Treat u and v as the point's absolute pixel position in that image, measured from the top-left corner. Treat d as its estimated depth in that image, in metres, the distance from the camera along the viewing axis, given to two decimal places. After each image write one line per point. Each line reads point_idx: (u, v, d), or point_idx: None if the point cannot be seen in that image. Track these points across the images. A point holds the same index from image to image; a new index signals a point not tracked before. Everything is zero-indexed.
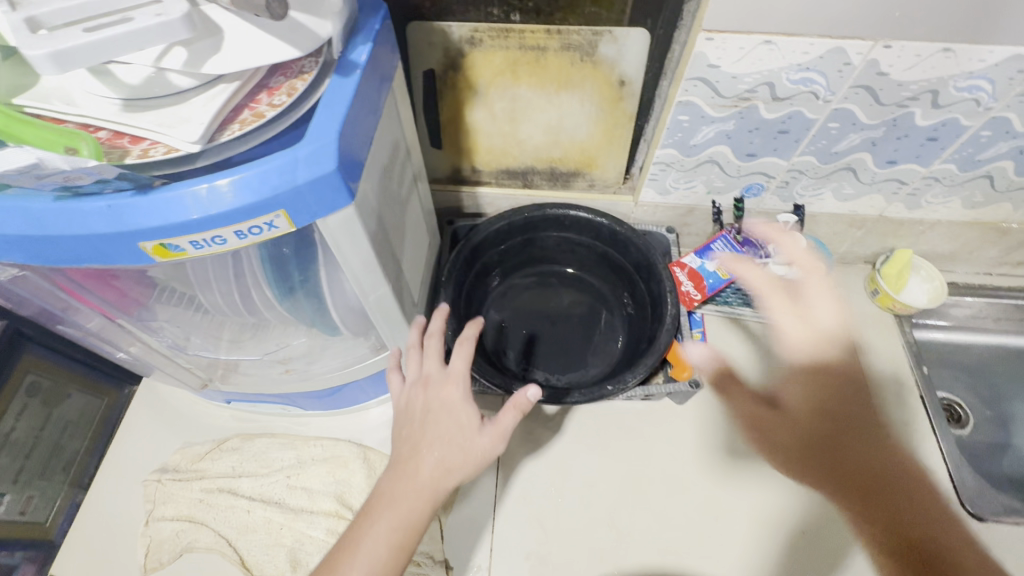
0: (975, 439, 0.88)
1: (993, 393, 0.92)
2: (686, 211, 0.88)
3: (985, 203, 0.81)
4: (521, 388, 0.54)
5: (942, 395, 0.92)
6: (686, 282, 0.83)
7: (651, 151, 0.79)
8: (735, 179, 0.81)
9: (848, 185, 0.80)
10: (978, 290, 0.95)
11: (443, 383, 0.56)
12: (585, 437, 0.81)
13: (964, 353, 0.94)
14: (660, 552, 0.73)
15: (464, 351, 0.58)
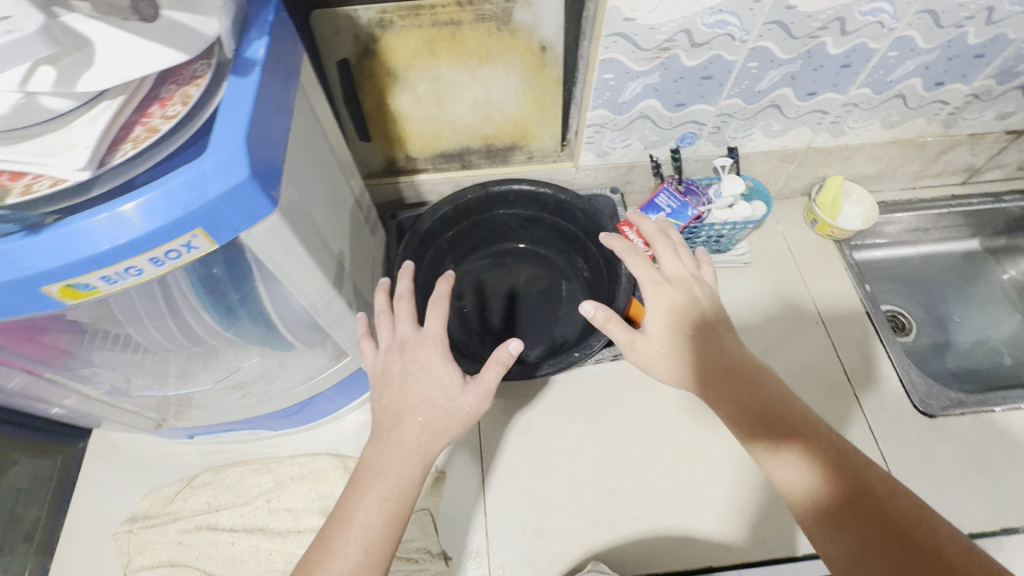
0: (920, 343, 0.94)
1: (930, 299, 0.98)
2: (627, 169, 0.89)
3: (901, 121, 0.85)
4: (502, 342, 0.53)
5: (887, 307, 0.97)
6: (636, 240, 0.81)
7: (583, 114, 0.78)
8: (668, 132, 0.82)
9: (775, 122, 0.82)
10: (905, 204, 1.00)
11: (421, 346, 0.54)
12: (562, 407, 0.82)
13: (901, 266, 1.00)
14: (650, 503, 0.75)
15: (437, 311, 0.57)
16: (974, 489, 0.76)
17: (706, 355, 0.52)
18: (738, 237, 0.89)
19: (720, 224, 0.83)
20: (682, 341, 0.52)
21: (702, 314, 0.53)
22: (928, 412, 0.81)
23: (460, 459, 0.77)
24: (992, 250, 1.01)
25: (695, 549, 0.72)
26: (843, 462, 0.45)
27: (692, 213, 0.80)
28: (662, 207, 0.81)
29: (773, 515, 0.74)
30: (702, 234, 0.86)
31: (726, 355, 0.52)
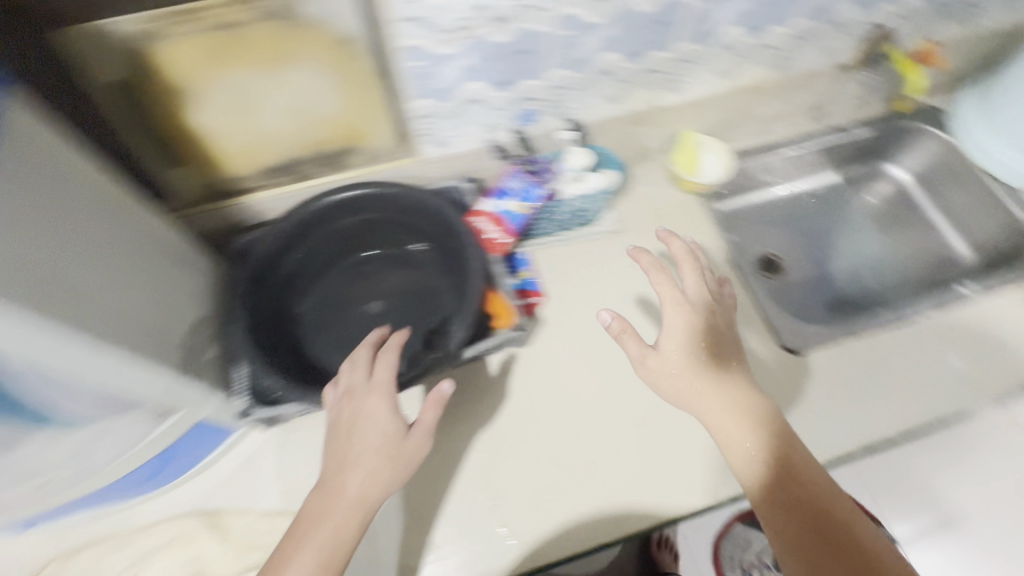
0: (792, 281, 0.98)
1: (797, 235, 1.02)
2: (477, 156, 0.84)
3: (737, 70, 0.85)
4: (436, 387, 0.60)
5: (761, 248, 1.00)
6: (492, 229, 0.80)
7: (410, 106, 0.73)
8: (506, 112, 0.78)
9: (613, 87, 0.80)
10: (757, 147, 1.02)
11: (367, 394, 0.61)
12: (439, 413, 0.78)
13: (775, 208, 1.04)
14: (535, 495, 0.72)
15: (385, 360, 0.63)
16: (843, 420, 0.79)
17: (719, 377, 0.62)
18: (599, 208, 0.88)
19: (570, 198, 0.82)
20: (696, 357, 0.63)
21: (720, 338, 0.66)
22: (792, 351, 0.84)
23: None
24: (852, 178, 1.06)
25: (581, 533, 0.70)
26: (799, 459, 0.58)
27: (540, 194, 0.80)
28: (511, 191, 0.80)
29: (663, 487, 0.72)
30: (562, 210, 0.85)
31: (734, 385, 0.62)
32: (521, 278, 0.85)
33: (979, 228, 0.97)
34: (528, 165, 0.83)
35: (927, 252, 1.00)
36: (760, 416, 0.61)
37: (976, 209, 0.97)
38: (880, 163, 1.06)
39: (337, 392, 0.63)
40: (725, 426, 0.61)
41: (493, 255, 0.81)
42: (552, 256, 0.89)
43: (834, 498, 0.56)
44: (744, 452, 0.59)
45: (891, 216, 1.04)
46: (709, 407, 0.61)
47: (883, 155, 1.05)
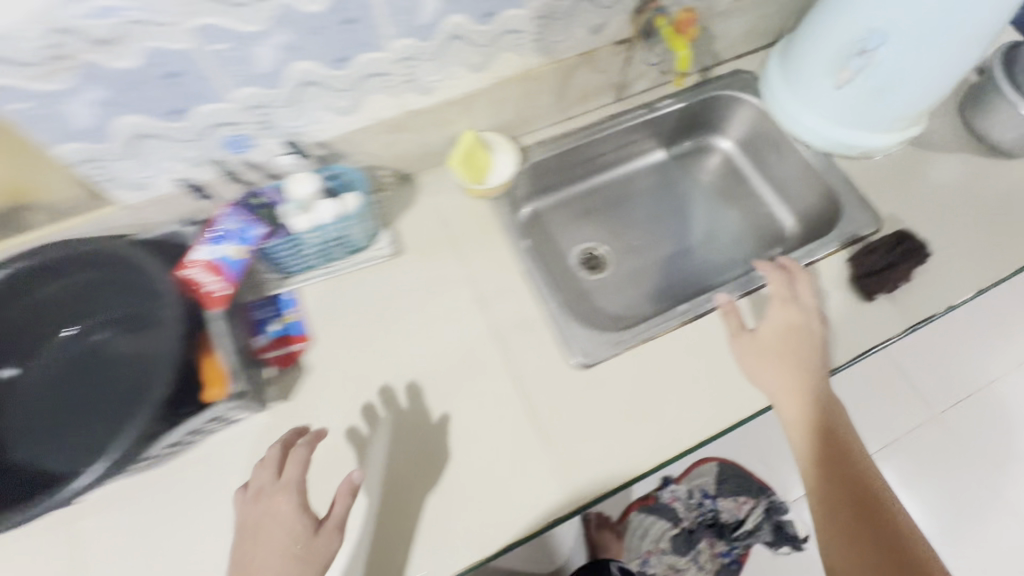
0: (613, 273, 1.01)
1: (610, 231, 1.05)
2: (336, 145, 0.76)
3: (606, 23, 0.79)
4: (344, 477, 0.60)
5: (581, 246, 1.03)
6: (207, 280, 0.67)
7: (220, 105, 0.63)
8: (353, 93, 0.69)
9: (472, 54, 0.73)
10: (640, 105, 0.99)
11: (274, 494, 0.61)
12: (313, 432, 0.73)
13: (620, 189, 1.09)
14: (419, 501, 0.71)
15: (293, 457, 0.62)
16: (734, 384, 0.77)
17: (799, 343, 0.75)
18: (355, 236, 0.78)
19: (308, 228, 0.70)
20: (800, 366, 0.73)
21: (807, 336, 0.75)
22: (630, 346, 0.79)
23: (198, 531, 0.66)
24: (681, 152, 1.10)
25: (470, 537, 0.69)
26: (847, 435, 0.70)
27: (258, 232, 0.68)
28: (226, 232, 0.67)
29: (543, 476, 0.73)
30: (308, 244, 0.73)
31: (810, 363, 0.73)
32: (282, 322, 0.78)
33: (799, 193, 1.00)
34: (252, 198, 0.70)
35: (753, 224, 1.05)
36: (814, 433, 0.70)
37: (790, 176, 1.01)
38: (704, 137, 1.09)
39: (249, 495, 0.62)
40: (802, 433, 0.70)
41: (214, 309, 0.67)
42: (426, 248, 0.84)
43: (881, 490, 0.67)
44: (800, 412, 0.71)
45: (723, 189, 1.09)
46: (794, 414, 0.71)
47: (711, 128, 1.08)
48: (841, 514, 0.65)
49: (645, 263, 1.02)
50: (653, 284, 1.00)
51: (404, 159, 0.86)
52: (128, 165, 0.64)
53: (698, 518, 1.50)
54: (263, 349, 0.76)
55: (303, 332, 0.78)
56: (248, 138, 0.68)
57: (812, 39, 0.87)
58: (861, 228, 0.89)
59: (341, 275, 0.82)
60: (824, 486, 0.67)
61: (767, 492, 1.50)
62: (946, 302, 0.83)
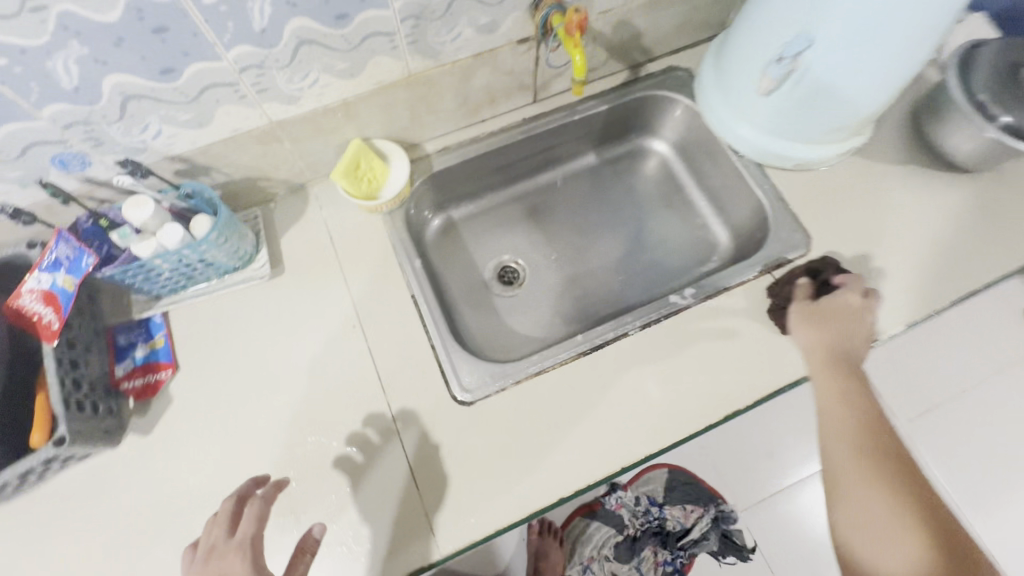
0: (528, 289, 0.94)
1: (529, 242, 0.98)
2: (194, 160, 0.69)
3: (497, 21, 0.71)
4: (308, 532, 0.58)
5: (498, 259, 0.96)
6: (41, 309, 0.62)
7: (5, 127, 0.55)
8: (197, 105, 0.63)
9: (333, 59, 0.65)
10: (560, 107, 0.90)
11: (227, 553, 0.54)
12: (168, 468, 0.68)
13: (548, 193, 1.01)
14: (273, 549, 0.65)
15: (251, 511, 0.57)
16: (628, 423, 0.71)
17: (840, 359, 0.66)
18: (220, 260, 0.71)
19: (154, 256, 0.64)
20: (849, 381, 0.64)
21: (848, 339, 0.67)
22: (517, 380, 0.73)
23: (40, 573, 0.63)
24: (614, 156, 1.02)
25: None
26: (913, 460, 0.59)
27: (90, 262, 0.63)
28: (56, 260, 0.62)
29: (411, 525, 0.65)
30: (161, 270, 0.67)
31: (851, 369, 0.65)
32: (149, 348, 0.73)
33: (733, 204, 0.92)
34: (93, 220, 0.64)
35: (690, 236, 0.96)
36: (878, 430, 0.61)
37: (724, 185, 0.93)
38: (639, 139, 1.01)
39: (199, 555, 0.54)
40: (844, 446, 0.60)
41: (46, 343, 0.61)
42: (310, 268, 0.79)
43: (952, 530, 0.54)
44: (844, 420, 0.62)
45: (659, 196, 1.01)
46: (833, 440, 0.61)
47: (644, 129, 1.00)
48: (901, 532, 0.54)
49: (565, 278, 0.95)
50: (571, 302, 0.93)
51: (288, 170, 0.79)
52: None
53: (643, 526, 1.45)
54: (124, 378, 0.71)
55: (170, 358, 0.73)
56: (82, 156, 0.62)
57: (743, 38, 0.77)
58: (788, 248, 0.81)
59: (215, 296, 0.76)
60: (884, 499, 0.56)
61: (716, 502, 1.46)
62: (872, 335, 0.76)
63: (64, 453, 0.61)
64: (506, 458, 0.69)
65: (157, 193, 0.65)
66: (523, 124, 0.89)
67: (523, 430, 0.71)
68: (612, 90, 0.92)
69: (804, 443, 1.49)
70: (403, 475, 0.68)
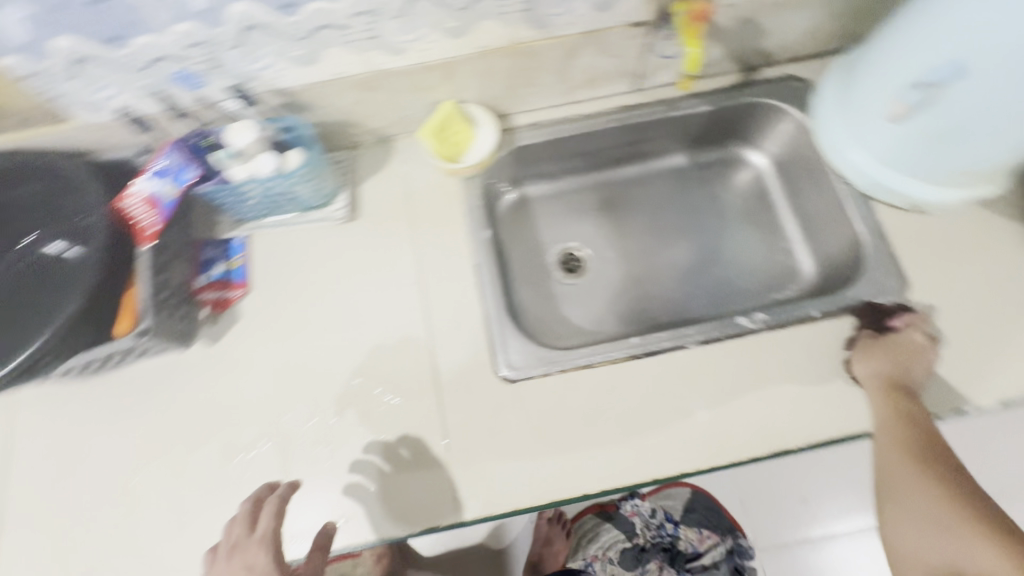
0: (590, 281, 0.92)
1: (599, 234, 0.96)
2: (296, 96, 0.72)
3: (614, 0, 0.68)
4: (319, 529, 0.62)
5: (565, 245, 0.95)
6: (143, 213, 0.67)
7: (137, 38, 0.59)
8: (308, 44, 0.64)
9: (443, 16, 0.65)
10: (660, 100, 0.86)
11: (248, 548, 0.60)
12: (225, 380, 0.73)
13: (628, 187, 0.97)
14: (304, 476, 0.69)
15: (268, 510, 0.62)
16: (666, 436, 0.69)
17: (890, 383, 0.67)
18: (304, 194, 0.74)
19: (246, 180, 0.67)
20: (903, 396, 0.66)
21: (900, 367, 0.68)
22: (563, 369, 0.72)
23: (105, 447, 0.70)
24: (706, 160, 0.97)
25: (346, 525, 0.67)
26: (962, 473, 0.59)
27: (191, 176, 0.66)
28: (163, 170, 0.66)
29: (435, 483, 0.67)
30: (249, 194, 0.71)
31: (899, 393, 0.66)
32: (226, 267, 0.77)
33: (825, 234, 0.86)
34: (200, 139, 0.68)
35: (771, 259, 0.91)
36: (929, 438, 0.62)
37: (821, 212, 0.86)
38: (735, 148, 0.96)
39: (224, 550, 0.61)
40: (895, 456, 0.62)
41: (143, 244, 0.67)
42: (382, 219, 0.80)
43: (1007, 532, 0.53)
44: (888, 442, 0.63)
45: (745, 210, 0.95)
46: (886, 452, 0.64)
47: (744, 138, 0.94)
48: (954, 536, 0.55)
49: (629, 277, 0.92)
50: (630, 303, 0.90)
51: (379, 120, 0.80)
52: (75, 87, 0.63)
53: (653, 539, 1.42)
54: (201, 289, 0.76)
55: (244, 278, 0.78)
56: (198, 76, 0.65)
57: (882, 55, 0.69)
58: (880, 292, 0.74)
59: (292, 229, 0.80)
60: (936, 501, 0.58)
61: (735, 534, 1.40)
62: (955, 404, 0.69)
63: (143, 343, 0.67)
64: (536, 441, 0.69)
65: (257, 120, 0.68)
66: (617, 111, 0.86)
67: (559, 419, 0.70)
68: (719, 90, 0.87)
69: (842, 497, 1.41)
70: (436, 435, 0.70)
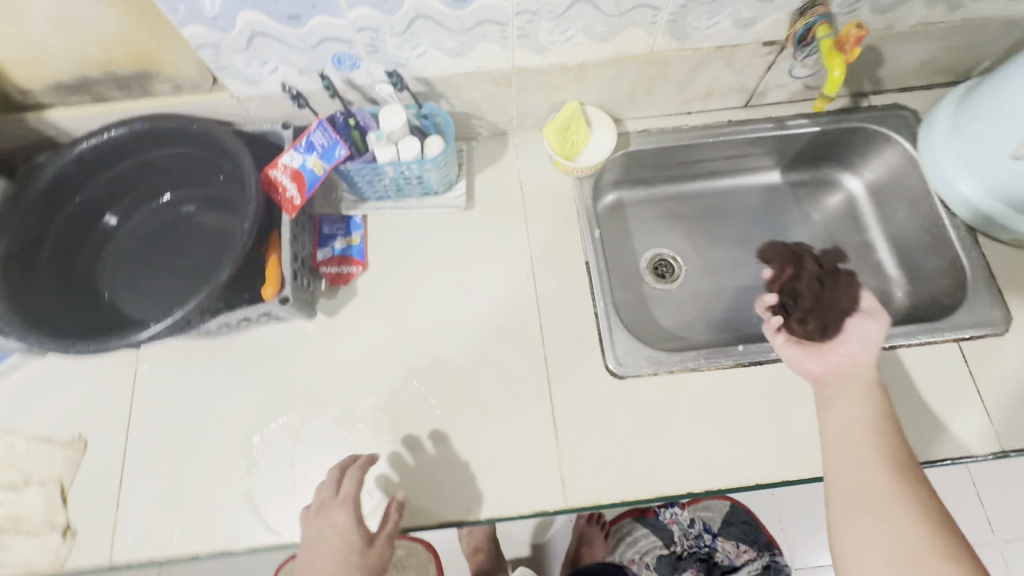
0: (680, 288, 0.94)
1: (689, 242, 0.97)
2: (435, 85, 0.75)
3: (757, 19, 0.70)
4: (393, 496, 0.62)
5: (656, 251, 0.97)
6: (289, 185, 0.70)
7: (315, 19, 0.62)
8: (465, 37, 0.67)
9: (596, 21, 0.67)
10: (769, 117, 0.89)
11: (334, 507, 0.61)
12: (340, 351, 0.76)
13: (720, 200, 0.99)
14: (414, 450, 0.71)
15: (351, 474, 0.64)
16: (769, 444, 0.71)
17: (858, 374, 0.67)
18: (432, 180, 0.77)
19: (390, 162, 0.70)
20: (866, 392, 0.65)
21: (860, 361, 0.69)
22: (670, 370, 0.74)
23: (224, 406, 0.73)
24: (800, 180, 0.99)
25: (453, 501, 0.69)
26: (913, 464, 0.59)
27: (343, 153, 0.69)
28: (312, 144, 0.69)
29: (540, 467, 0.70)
30: (384, 175, 0.73)
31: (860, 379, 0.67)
32: (346, 243, 0.80)
33: (920, 262, 0.88)
34: (346, 118, 0.71)
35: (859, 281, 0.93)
36: (889, 435, 0.61)
37: (917, 240, 0.88)
38: (831, 171, 0.97)
39: (311, 509, 0.63)
40: (852, 442, 0.61)
41: (287, 215, 0.70)
42: (495, 210, 0.83)
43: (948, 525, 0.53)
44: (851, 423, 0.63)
45: (835, 232, 0.97)
46: (839, 445, 0.62)
47: (841, 162, 0.96)
48: (894, 519, 0.54)
49: (717, 286, 0.94)
50: (718, 313, 0.92)
51: (501, 115, 0.83)
52: (243, 60, 0.66)
53: (690, 548, 1.39)
54: (322, 262, 0.79)
55: (363, 256, 0.80)
56: (356, 58, 0.68)
57: (1009, 91, 0.71)
58: (981, 322, 0.76)
59: (410, 213, 0.82)
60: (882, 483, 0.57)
61: (772, 550, 1.35)
62: None
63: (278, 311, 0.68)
64: (641, 437, 0.72)
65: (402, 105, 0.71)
66: (726, 124, 0.88)
67: (664, 417, 0.73)
68: (827, 112, 0.89)
69: None
70: (544, 422, 0.72)
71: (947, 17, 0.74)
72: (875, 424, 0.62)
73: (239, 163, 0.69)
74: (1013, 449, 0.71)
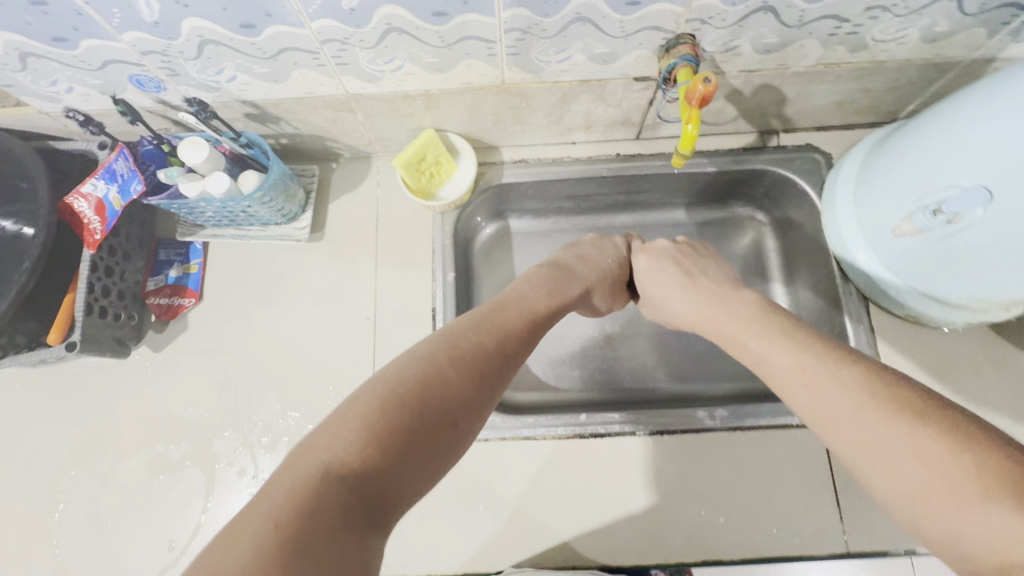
0: (559, 331, 0.87)
1: None
2: (264, 108, 0.68)
3: (616, 55, 0.61)
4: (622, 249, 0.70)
5: None
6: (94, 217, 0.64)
7: (87, 42, 0.54)
8: (275, 63, 0.59)
9: (422, 51, 0.59)
10: (664, 152, 0.79)
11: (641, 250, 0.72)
12: (162, 390, 0.72)
13: None
14: (223, 502, 0.68)
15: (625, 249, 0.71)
16: (593, 526, 0.66)
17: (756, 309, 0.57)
18: (262, 213, 0.70)
19: (194, 199, 0.63)
20: (771, 329, 0.53)
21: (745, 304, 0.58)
22: (503, 437, 0.70)
23: (35, 440, 0.70)
24: (709, 220, 0.88)
25: None
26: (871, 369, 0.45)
27: (139, 189, 0.64)
28: (114, 173, 0.64)
29: None
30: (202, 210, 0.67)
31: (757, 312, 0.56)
32: (181, 272, 0.75)
33: (813, 325, 0.79)
34: (157, 144, 0.65)
35: None
36: (831, 362, 0.47)
37: (816, 299, 0.80)
38: (741, 211, 0.87)
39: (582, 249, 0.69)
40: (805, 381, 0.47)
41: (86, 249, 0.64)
42: (347, 243, 0.77)
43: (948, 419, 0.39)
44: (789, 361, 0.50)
45: None
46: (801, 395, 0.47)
47: (751, 203, 0.86)
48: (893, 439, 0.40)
49: (600, 331, 0.87)
50: (596, 362, 0.85)
51: (356, 138, 0.76)
52: (26, 78, 0.59)
53: None
54: (152, 293, 0.74)
55: (199, 287, 0.75)
56: (157, 80, 0.61)
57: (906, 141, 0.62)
58: None
59: (252, 242, 0.76)
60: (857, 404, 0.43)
61: None
62: (908, 542, 0.64)
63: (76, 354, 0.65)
64: (461, 505, 0.68)
65: (215, 134, 0.63)
66: (615, 158, 0.79)
67: (488, 486, 0.69)
68: (729, 150, 0.79)
69: None
70: None
71: (851, 58, 0.64)
72: (818, 356, 0.48)
73: (38, 191, 0.63)
74: (865, 552, 0.64)
